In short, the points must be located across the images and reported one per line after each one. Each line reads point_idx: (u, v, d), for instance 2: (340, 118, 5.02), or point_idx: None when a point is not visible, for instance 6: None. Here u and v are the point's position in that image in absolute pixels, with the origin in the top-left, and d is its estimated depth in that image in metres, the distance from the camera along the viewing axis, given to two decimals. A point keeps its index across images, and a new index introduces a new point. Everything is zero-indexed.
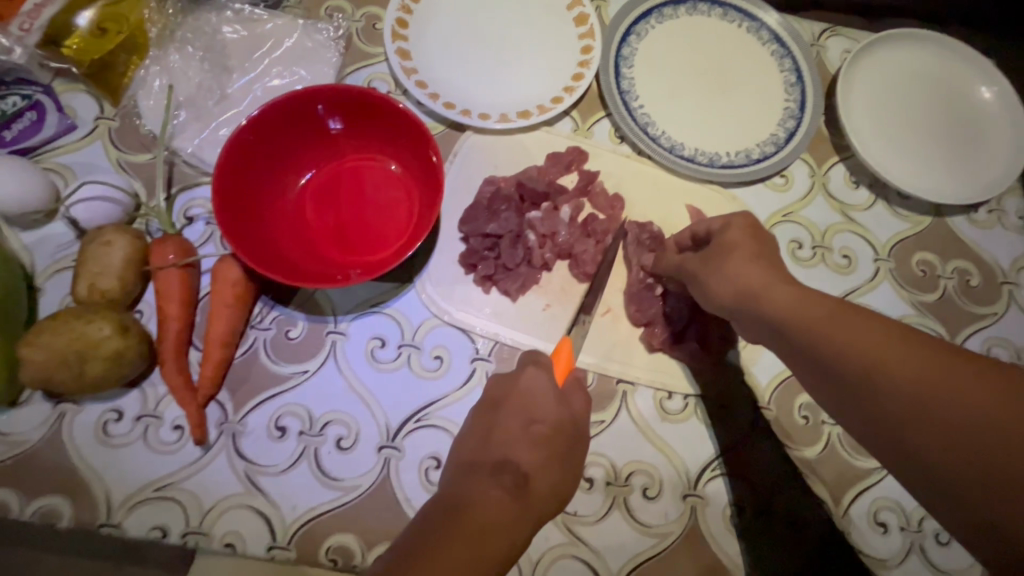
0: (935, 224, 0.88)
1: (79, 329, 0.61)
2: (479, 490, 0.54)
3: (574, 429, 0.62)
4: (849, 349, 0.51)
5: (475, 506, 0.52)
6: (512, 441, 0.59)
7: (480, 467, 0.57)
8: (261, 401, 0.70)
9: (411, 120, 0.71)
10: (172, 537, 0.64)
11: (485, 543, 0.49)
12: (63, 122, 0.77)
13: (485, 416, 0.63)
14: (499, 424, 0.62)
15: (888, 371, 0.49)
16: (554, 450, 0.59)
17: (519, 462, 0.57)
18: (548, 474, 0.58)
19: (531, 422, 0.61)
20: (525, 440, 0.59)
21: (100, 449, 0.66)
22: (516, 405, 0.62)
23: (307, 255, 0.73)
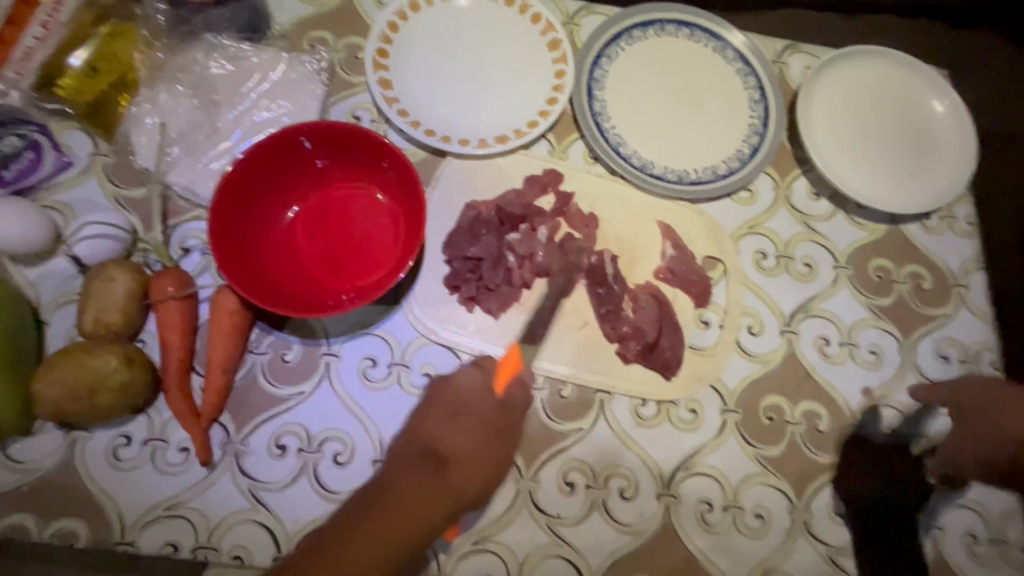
0: (890, 232, 0.94)
1: (87, 362, 0.66)
2: (404, 477, 0.69)
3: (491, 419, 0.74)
4: None
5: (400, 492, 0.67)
6: (436, 430, 0.73)
7: (408, 452, 0.72)
8: (261, 421, 0.74)
9: (393, 153, 0.75)
10: (183, 552, 0.69)
11: (389, 528, 0.64)
12: (60, 160, 0.81)
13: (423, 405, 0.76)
14: (430, 415, 0.74)
15: None
16: (477, 433, 0.73)
17: (442, 449, 0.71)
18: (470, 460, 0.71)
19: (457, 415, 0.74)
20: (451, 432, 0.72)
21: (111, 472, 0.70)
22: (448, 398, 0.75)
23: (300, 283, 0.77)
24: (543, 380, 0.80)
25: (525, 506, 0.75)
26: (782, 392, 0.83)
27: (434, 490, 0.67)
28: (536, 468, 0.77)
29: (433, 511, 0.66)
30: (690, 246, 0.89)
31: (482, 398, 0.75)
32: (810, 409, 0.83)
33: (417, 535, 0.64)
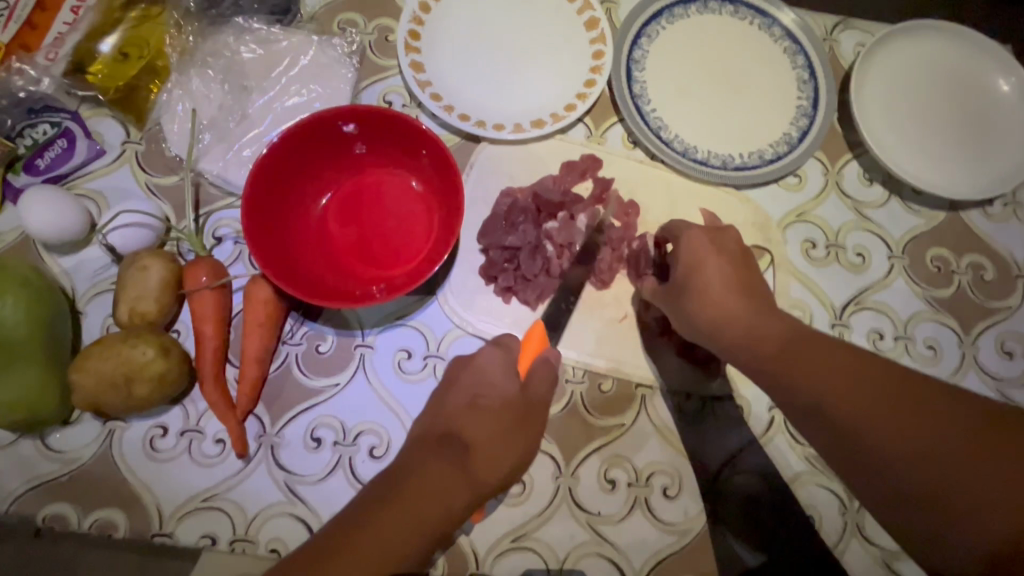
0: (949, 219, 0.89)
1: (124, 352, 0.65)
2: (423, 463, 0.60)
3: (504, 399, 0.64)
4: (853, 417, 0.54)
5: (416, 478, 0.59)
6: (458, 415, 0.64)
7: (428, 439, 0.63)
8: (296, 414, 0.73)
9: (429, 138, 0.72)
10: (221, 544, 0.68)
11: (401, 516, 0.56)
12: (92, 148, 0.79)
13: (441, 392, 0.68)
14: (450, 400, 0.66)
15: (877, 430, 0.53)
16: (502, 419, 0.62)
17: (460, 436, 0.62)
18: (493, 446, 0.61)
19: (477, 398, 0.64)
20: (470, 415, 0.63)
21: (149, 463, 0.70)
22: (466, 382, 0.66)
23: (334, 273, 0.75)
24: (582, 374, 0.77)
25: (564, 503, 0.73)
26: None
27: (453, 476, 0.59)
28: (575, 464, 0.74)
29: (449, 501, 0.57)
30: None
31: (498, 379, 0.65)
32: None
33: (434, 522, 0.56)
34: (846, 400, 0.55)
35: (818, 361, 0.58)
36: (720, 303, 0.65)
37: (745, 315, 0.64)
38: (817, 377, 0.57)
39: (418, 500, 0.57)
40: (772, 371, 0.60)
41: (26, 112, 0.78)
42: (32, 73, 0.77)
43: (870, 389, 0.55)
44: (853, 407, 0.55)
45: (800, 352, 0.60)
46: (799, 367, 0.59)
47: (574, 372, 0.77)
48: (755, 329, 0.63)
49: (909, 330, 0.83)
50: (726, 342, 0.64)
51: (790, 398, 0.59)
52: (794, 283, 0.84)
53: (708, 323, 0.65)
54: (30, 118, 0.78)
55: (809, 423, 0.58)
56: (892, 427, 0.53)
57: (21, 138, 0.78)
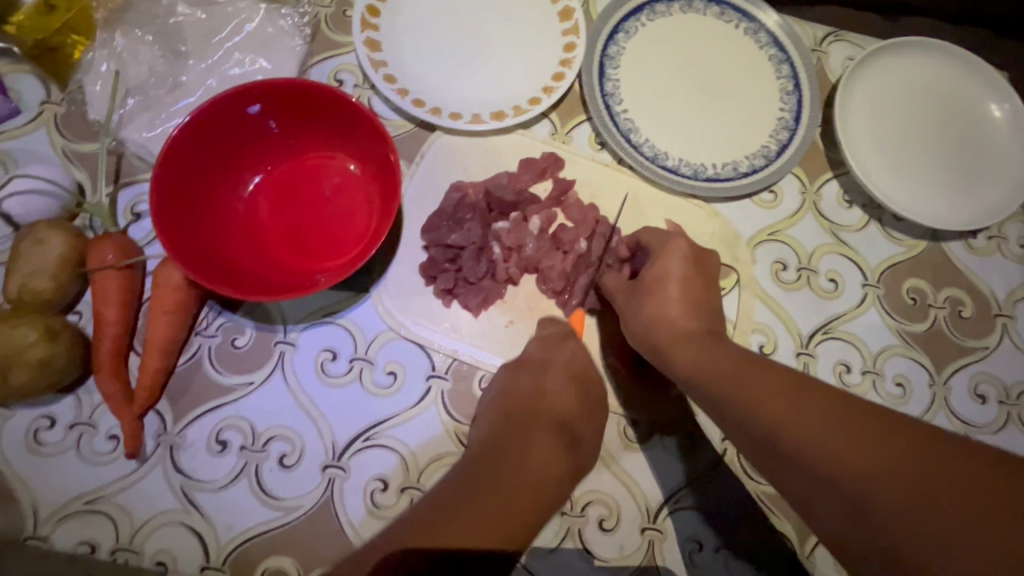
0: (929, 249, 0.83)
1: (1, 334, 0.58)
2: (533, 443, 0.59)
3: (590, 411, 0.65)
4: (760, 414, 0.52)
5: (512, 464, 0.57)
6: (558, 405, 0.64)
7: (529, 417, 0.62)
8: (201, 413, 0.66)
9: (370, 120, 0.65)
10: (101, 553, 0.61)
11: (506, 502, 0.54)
12: (5, 106, 0.72)
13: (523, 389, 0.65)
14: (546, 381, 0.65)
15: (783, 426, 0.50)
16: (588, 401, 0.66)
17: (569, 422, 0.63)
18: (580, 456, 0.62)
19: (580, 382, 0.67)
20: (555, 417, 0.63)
21: (29, 457, 0.63)
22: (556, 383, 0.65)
23: (256, 262, 0.68)
24: None
25: None
26: None
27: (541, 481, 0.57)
28: None
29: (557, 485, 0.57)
30: None
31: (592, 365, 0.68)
32: None
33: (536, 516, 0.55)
34: (790, 424, 0.50)
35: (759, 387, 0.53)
36: (676, 326, 0.62)
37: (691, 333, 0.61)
38: (760, 404, 0.52)
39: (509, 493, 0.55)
40: (720, 406, 0.55)
41: None
42: None
43: (811, 414, 0.49)
44: (796, 433, 0.49)
45: (746, 378, 0.55)
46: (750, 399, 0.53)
47: None
48: (701, 355, 0.58)
49: (879, 365, 0.78)
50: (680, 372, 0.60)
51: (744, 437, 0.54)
52: (758, 305, 0.79)
53: (661, 348, 0.62)
54: None
55: (760, 451, 0.52)
56: (849, 459, 0.46)
57: None
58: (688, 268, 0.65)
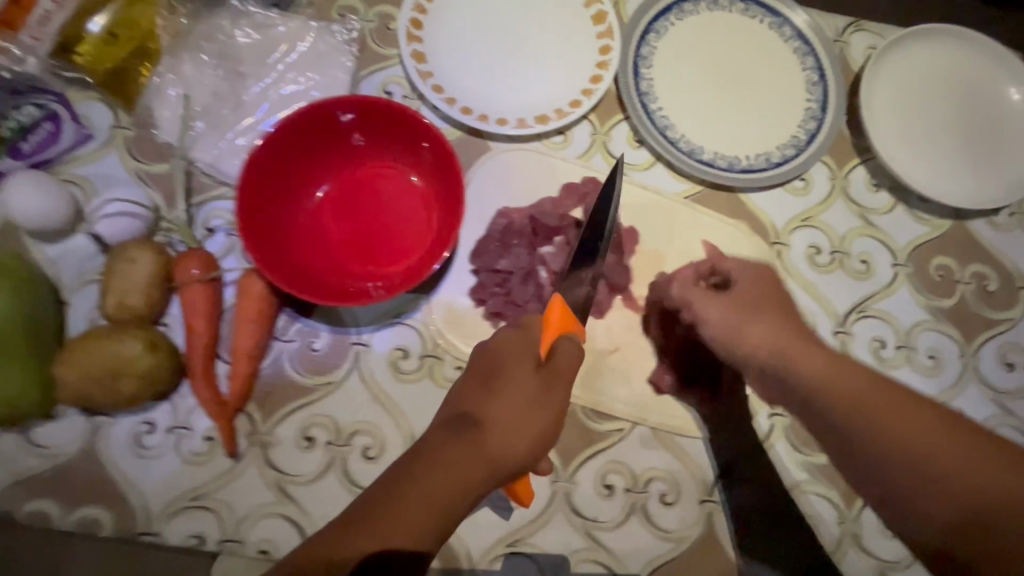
0: (955, 228, 0.88)
1: (111, 347, 0.63)
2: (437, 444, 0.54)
3: (522, 389, 0.57)
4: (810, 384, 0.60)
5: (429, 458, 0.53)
6: (479, 403, 0.56)
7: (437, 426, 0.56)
8: (288, 412, 0.71)
9: (432, 133, 0.69)
10: (209, 543, 0.66)
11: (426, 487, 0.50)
12: (80, 133, 0.77)
13: (476, 376, 0.59)
14: (468, 388, 0.59)
15: (825, 393, 0.59)
16: (516, 400, 0.56)
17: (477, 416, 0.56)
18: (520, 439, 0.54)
19: (495, 379, 0.58)
20: (496, 396, 0.57)
21: (135, 460, 0.68)
22: (497, 362, 0.59)
23: (329, 269, 0.73)
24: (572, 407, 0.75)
25: (561, 509, 0.71)
26: None
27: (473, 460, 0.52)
28: (572, 468, 0.73)
29: (463, 486, 0.51)
30: (739, 239, 0.84)
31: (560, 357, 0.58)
32: None
33: (444, 493, 0.50)
34: (834, 394, 0.59)
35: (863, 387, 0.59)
36: (743, 322, 0.66)
37: (786, 333, 0.65)
38: (808, 377, 0.61)
39: (440, 477, 0.51)
40: (806, 397, 0.61)
41: (10, 93, 0.75)
42: (18, 52, 0.73)
43: (910, 416, 0.56)
44: (848, 406, 0.58)
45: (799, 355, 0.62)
46: (855, 399, 0.58)
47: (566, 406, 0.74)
48: (761, 338, 0.65)
49: (911, 339, 0.83)
50: (781, 371, 0.63)
51: (827, 425, 0.59)
52: (796, 288, 0.83)
53: (752, 352, 0.65)
54: (14, 99, 0.75)
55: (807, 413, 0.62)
56: (955, 460, 0.52)
57: (5, 121, 0.74)
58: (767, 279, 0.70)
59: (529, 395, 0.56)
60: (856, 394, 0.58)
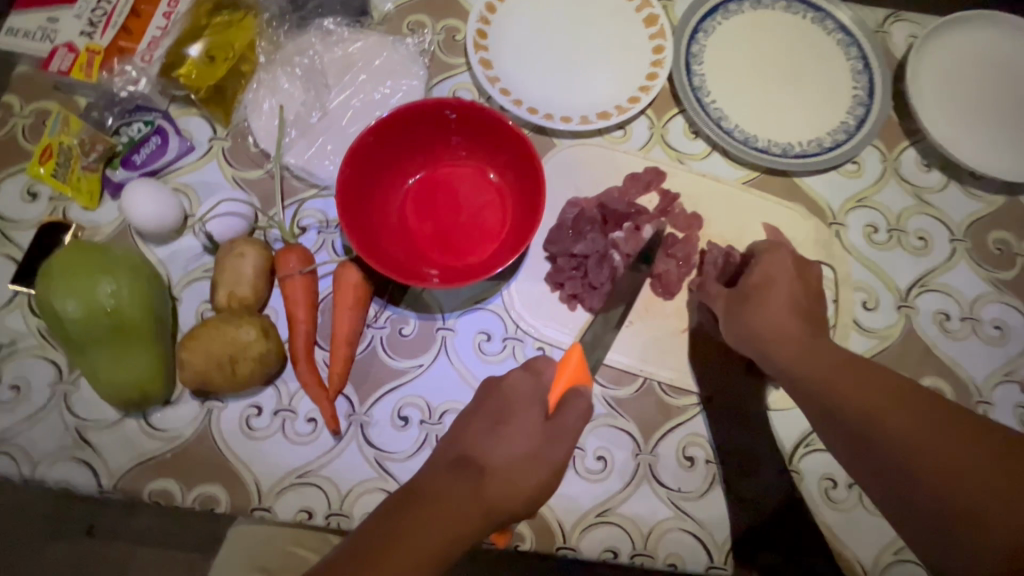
0: (1009, 203, 0.90)
1: (231, 333, 0.68)
2: (437, 476, 0.55)
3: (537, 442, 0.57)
4: (823, 385, 0.62)
5: (432, 498, 0.52)
6: (481, 444, 0.57)
7: (438, 463, 0.57)
8: (383, 394, 0.76)
9: (510, 129, 0.74)
10: (317, 518, 0.70)
11: (424, 530, 0.50)
12: (183, 144, 0.84)
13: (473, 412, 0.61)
14: (472, 424, 0.59)
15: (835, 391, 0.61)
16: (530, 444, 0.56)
17: (477, 458, 0.56)
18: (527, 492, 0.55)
19: (499, 423, 0.58)
20: (503, 441, 0.57)
21: (245, 440, 0.73)
22: (502, 408, 0.59)
23: (415, 258, 0.78)
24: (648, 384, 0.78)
25: (645, 480, 0.74)
26: (902, 367, 0.82)
27: (473, 505, 0.52)
28: (653, 441, 0.75)
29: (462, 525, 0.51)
30: (797, 221, 0.87)
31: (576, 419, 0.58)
32: (932, 385, 0.81)
33: (444, 539, 0.50)
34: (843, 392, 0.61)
35: (872, 390, 0.60)
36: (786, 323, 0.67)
37: (806, 342, 0.66)
38: (825, 375, 0.63)
39: (444, 512, 0.51)
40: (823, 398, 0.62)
41: (123, 112, 0.84)
42: (132, 74, 0.82)
43: (920, 420, 0.57)
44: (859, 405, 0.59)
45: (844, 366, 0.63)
46: (848, 386, 0.61)
47: (642, 382, 0.78)
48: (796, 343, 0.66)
49: (975, 311, 0.84)
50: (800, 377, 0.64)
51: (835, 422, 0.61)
52: (856, 266, 0.86)
53: (768, 347, 0.67)
54: (126, 116, 0.83)
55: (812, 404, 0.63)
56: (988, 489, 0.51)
57: (118, 136, 0.82)
58: (804, 292, 0.70)
59: (534, 443, 0.57)
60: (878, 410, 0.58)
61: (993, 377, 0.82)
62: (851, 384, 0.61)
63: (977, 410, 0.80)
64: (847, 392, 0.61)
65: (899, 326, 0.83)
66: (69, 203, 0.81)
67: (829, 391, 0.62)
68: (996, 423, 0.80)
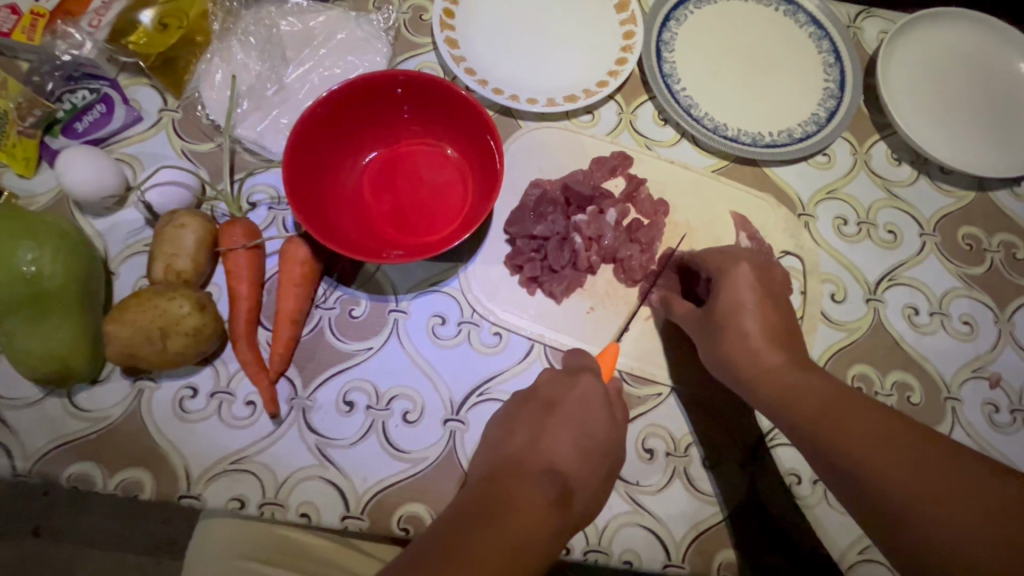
0: (978, 199, 0.89)
1: (161, 306, 0.64)
2: (523, 484, 0.55)
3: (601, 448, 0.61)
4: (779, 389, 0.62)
5: (522, 506, 0.52)
6: (563, 450, 0.59)
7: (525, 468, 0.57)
8: (328, 377, 0.72)
9: (469, 104, 0.72)
10: (249, 507, 0.66)
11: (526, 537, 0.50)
12: (131, 114, 0.80)
13: (537, 417, 0.62)
14: (550, 427, 0.61)
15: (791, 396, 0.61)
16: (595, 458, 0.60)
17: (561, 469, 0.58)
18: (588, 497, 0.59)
19: (582, 432, 0.61)
20: (575, 450, 0.60)
21: (177, 423, 0.68)
22: (570, 413, 0.62)
23: (369, 236, 0.75)
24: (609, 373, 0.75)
25: None
26: (870, 361, 0.79)
27: (556, 509, 0.54)
28: None
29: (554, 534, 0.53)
30: (766, 211, 0.85)
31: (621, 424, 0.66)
32: (901, 380, 0.79)
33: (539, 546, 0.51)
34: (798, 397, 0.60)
35: (853, 428, 0.56)
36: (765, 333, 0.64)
37: (771, 350, 0.64)
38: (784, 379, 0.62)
39: (534, 515, 0.52)
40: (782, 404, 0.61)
41: (66, 78, 0.80)
42: (76, 37, 0.78)
43: (872, 426, 0.56)
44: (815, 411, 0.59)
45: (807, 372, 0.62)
46: (810, 393, 0.60)
47: None
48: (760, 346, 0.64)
49: (944, 306, 0.83)
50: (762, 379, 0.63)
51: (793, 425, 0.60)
52: (824, 257, 0.84)
53: (741, 368, 0.65)
54: (69, 84, 0.80)
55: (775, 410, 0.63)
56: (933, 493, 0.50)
57: (60, 102, 0.78)
58: (774, 290, 0.67)
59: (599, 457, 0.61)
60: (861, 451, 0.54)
61: (961, 373, 0.80)
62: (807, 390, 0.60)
63: (945, 406, 0.78)
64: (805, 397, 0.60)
65: (868, 320, 0.81)
66: (3, 169, 0.77)
67: (785, 396, 0.61)
68: (965, 420, 0.78)
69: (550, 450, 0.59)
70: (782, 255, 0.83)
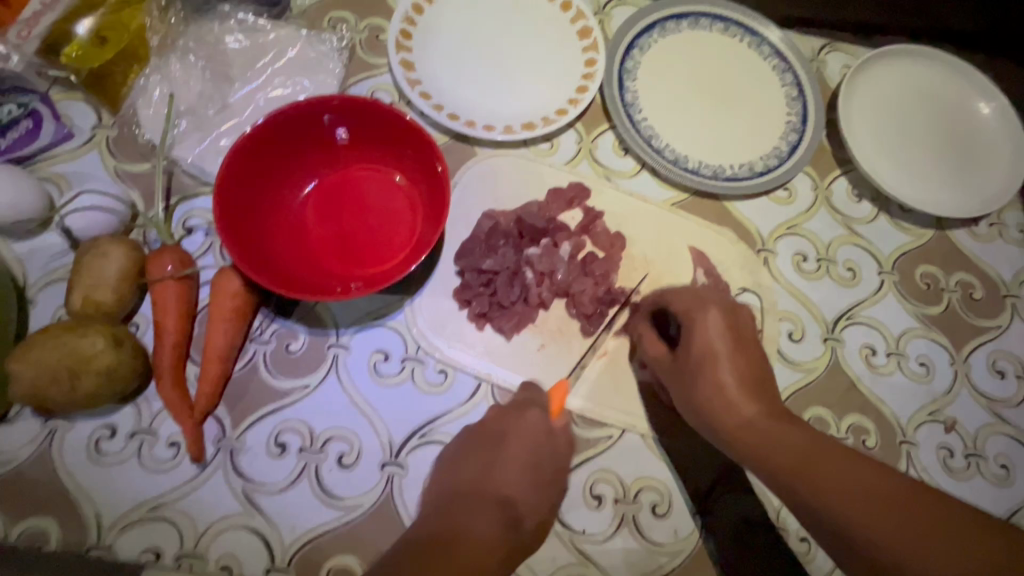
0: (937, 237, 0.89)
1: (73, 343, 0.59)
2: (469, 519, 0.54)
3: (556, 462, 0.64)
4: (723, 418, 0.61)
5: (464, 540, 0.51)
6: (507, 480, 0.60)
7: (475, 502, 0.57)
8: (259, 418, 0.67)
9: (415, 132, 0.69)
10: (165, 559, 0.62)
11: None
12: (59, 130, 0.76)
13: (484, 448, 0.63)
14: (499, 459, 0.61)
15: (735, 424, 0.60)
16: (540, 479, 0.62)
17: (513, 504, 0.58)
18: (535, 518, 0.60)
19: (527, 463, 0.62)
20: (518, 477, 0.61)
21: (90, 467, 0.64)
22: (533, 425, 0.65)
23: (309, 267, 0.71)
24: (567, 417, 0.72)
25: None
26: (826, 403, 0.78)
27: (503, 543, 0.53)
28: None
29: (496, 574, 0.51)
30: (725, 246, 0.84)
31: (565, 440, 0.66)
32: (857, 423, 0.77)
33: None
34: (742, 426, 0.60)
35: (834, 474, 0.53)
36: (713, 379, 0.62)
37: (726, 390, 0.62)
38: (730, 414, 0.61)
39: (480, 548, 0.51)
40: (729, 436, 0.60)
41: None
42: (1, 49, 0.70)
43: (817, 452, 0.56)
44: (758, 442, 0.58)
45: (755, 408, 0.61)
46: (754, 426, 0.59)
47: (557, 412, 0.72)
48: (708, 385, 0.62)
49: (902, 346, 0.82)
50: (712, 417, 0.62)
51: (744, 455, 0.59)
52: (782, 295, 0.83)
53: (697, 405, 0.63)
54: None
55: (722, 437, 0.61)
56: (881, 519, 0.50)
57: None
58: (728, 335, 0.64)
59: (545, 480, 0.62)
60: (850, 505, 0.51)
61: (917, 417, 0.79)
62: (755, 421, 0.60)
63: (900, 450, 0.77)
64: (750, 432, 0.59)
65: (825, 360, 0.80)
66: None
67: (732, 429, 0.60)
68: (919, 464, 0.77)
69: (498, 484, 0.59)
70: (740, 292, 0.82)
